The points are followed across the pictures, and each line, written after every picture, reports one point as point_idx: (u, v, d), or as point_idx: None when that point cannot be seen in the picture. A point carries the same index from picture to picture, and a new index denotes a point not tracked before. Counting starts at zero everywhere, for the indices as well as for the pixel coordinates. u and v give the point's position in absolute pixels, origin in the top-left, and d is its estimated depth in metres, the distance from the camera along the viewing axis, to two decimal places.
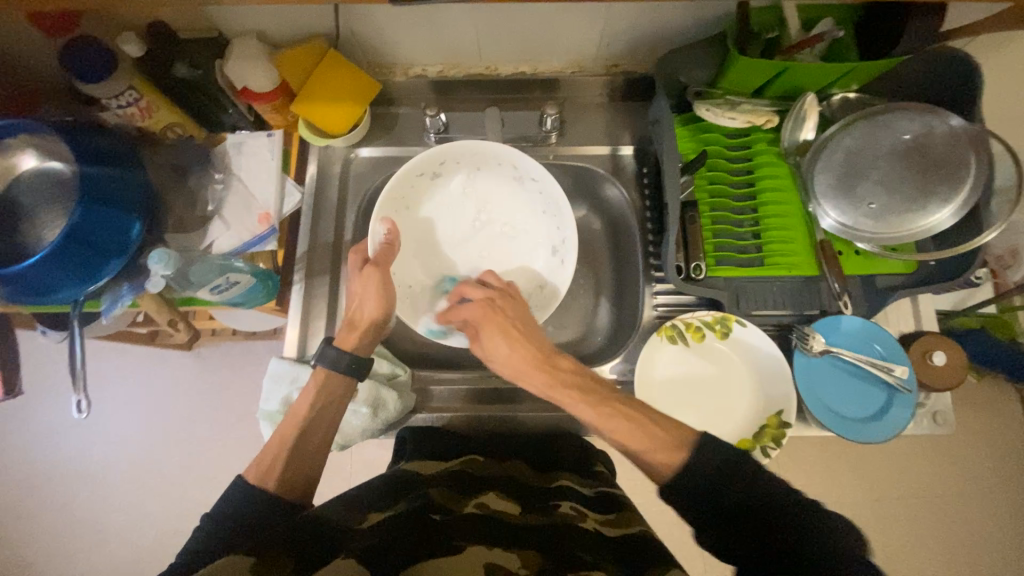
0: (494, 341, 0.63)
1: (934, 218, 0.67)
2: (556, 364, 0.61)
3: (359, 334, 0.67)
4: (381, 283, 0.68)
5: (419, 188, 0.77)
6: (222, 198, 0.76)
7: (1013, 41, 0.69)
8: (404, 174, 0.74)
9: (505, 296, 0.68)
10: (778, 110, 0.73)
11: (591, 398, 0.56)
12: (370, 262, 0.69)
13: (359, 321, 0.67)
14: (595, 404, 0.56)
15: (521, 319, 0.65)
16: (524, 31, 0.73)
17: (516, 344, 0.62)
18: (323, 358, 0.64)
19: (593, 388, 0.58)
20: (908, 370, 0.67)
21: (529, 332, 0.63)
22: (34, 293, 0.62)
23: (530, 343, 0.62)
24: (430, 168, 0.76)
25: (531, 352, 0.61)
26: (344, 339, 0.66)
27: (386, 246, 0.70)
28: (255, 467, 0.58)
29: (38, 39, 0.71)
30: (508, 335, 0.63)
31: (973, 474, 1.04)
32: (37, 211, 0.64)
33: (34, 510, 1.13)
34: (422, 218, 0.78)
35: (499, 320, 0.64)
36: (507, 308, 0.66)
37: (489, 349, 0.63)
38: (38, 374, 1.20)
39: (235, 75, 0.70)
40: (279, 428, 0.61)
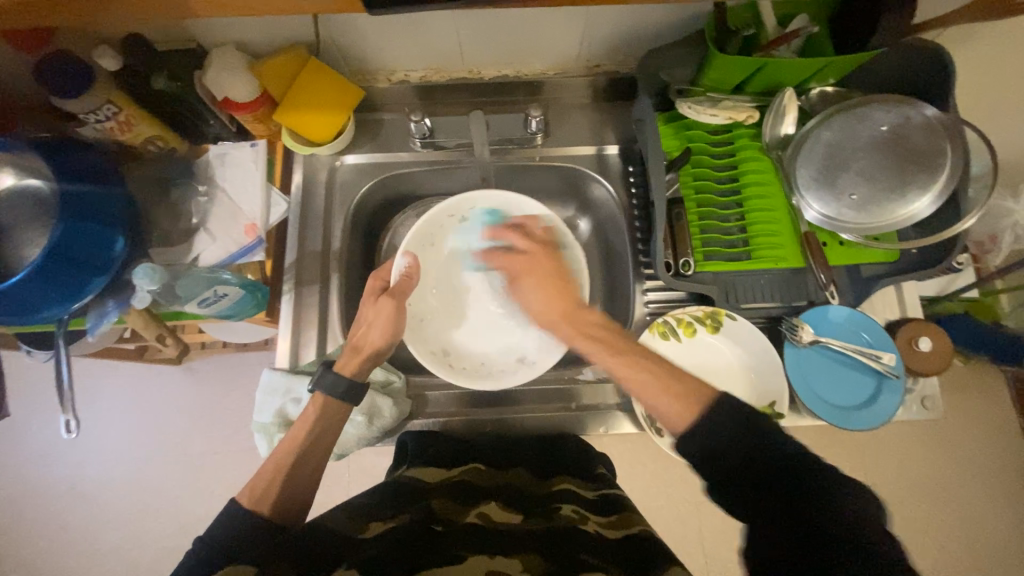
0: (529, 285, 0.65)
1: (914, 206, 0.68)
2: (581, 317, 0.60)
3: (361, 359, 0.66)
4: (394, 313, 0.68)
5: (446, 228, 0.78)
6: (207, 210, 0.75)
7: (981, 32, 0.71)
8: (435, 212, 0.76)
9: (547, 243, 0.67)
10: (758, 105, 0.74)
11: (610, 345, 0.56)
12: (387, 292, 0.69)
13: (362, 346, 0.66)
14: (614, 351, 0.55)
15: (560, 271, 0.64)
16: (506, 34, 0.73)
17: (552, 291, 0.63)
18: (321, 382, 0.63)
19: (617, 338, 0.57)
20: (896, 357, 0.68)
21: (566, 284, 0.63)
22: (16, 314, 0.61)
23: (565, 294, 0.62)
24: (458, 211, 0.77)
25: (564, 303, 0.62)
26: (344, 364, 0.65)
27: (406, 278, 0.71)
28: (247, 490, 0.57)
29: (12, 56, 0.70)
30: (543, 284, 0.63)
31: (964, 456, 1.06)
32: (17, 230, 0.63)
33: (25, 533, 1.11)
34: (444, 257, 0.78)
35: (536, 272, 0.65)
36: (546, 258, 0.65)
37: (526, 292, 0.65)
38: (24, 396, 1.17)
39: (216, 87, 0.70)
40: (277, 447, 0.61)
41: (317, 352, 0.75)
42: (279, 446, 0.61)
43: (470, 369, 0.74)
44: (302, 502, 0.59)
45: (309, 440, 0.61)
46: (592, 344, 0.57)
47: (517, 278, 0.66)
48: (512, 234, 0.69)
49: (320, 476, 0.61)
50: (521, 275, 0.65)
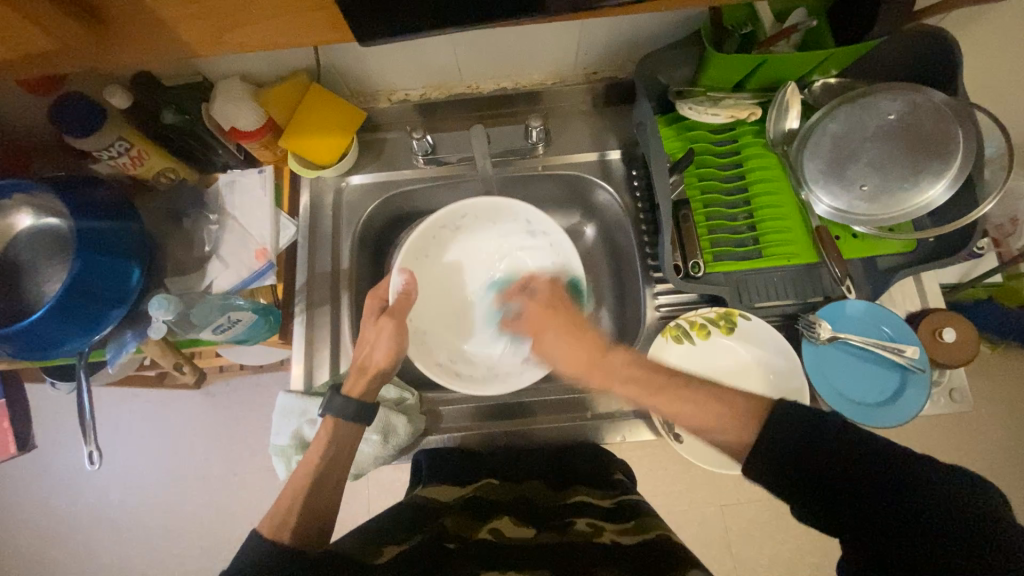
0: (554, 340, 0.68)
1: (928, 194, 0.67)
2: (608, 364, 0.63)
3: (367, 379, 0.66)
4: (396, 332, 0.67)
5: (441, 239, 0.78)
6: (219, 238, 0.76)
7: (986, 14, 0.69)
8: (427, 226, 0.75)
9: (555, 299, 0.72)
10: (761, 102, 0.74)
11: (654, 388, 0.59)
12: (386, 312, 0.69)
13: (369, 365, 0.66)
14: (655, 391, 0.59)
15: (575, 317, 0.68)
16: (502, 47, 0.73)
17: (570, 342, 0.66)
18: (331, 406, 0.63)
19: (655, 373, 0.60)
20: (919, 349, 0.66)
21: (582, 328, 0.67)
22: (39, 349, 0.62)
23: (585, 339, 0.65)
24: (450, 222, 0.76)
25: (588, 348, 0.65)
26: (355, 385, 0.66)
27: (404, 296, 0.71)
28: (269, 518, 0.56)
29: (28, 100, 0.73)
30: (564, 337, 0.67)
31: (998, 447, 1.02)
32: (38, 267, 0.65)
33: (54, 562, 1.13)
34: (443, 268, 0.79)
35: (553, 323, 0.69)
36: (560, 311, 0.70)
37: (551, 352, 0.68)
38: (49, 427, 1.20)
39: (222, 117, 0.71)
40: (293, 479, 0.61)
41: (330, 372, 0.75)
42: (295, 471, 0.62)
43: (476, 377, 0.74)
44: (325, 524, 0.58)
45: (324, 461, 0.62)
46: (632, 387, 0.60)
47: (539, 338, 0.70)
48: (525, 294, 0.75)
49: (340, 498, 0.61)
50: (542, 337, 0.69)
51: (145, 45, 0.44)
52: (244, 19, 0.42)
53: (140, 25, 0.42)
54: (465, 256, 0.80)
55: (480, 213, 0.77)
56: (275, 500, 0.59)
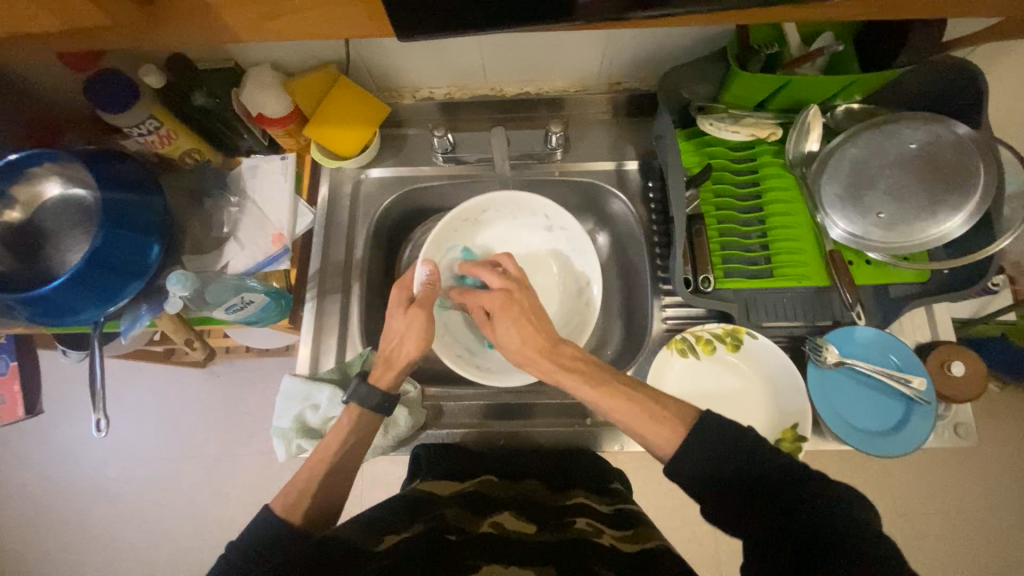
0: (504, 322, 0.63)
1: (945, 226, 0.66)
2: (559, 352, 0.60)
3: (394, 372, 0.65)
4: (425, 323, 0.66)
5: (463, 233, 0.80)
6: (238, 220, 0.78)
7: (1016, 51, 0.69)
8: (448, 220, 0.77)
9: (522, 283, 0.68)
10: (782, 122, 0.74)
11: (592, 379, 0.57)
12: (415, 303, 0.67)
13: (396, 359, 0.66)
14: (598, 386, 0.56)
15: (537, 310, 0.64)
16: (527, 52, 0.74)
17: (529, 330, 0.62)
18: (354, 394, 0.64)
19: (598, 369, 0.58)
20: (927, 381, 0.66)
21: (538, 317, 0.63)
22: (58, 315, 0.64)
23: (541, 330, 0.62)
24: (472, 215, 0.79)
25: (539, 338, 0.61)
26: (380, 377, 0.65)
27: (429, 286, 0.69)
28: (281, 497, 0.57)
29: (65, 74, 0.75)
30: (520, 322, 0.62)
31: (1003, 488, 1.00)
32: (63, 235, 0.67)
33: (50, 527, 1.15)
34: (467, 261, 0.81)
35: (508, 311, 0.63)
36: (523, 294, 0.66)
37: (501, 331, 0.63)
38: (56, 394, 1.22)
39: (251, 103, 0.73)
40: (309, 459, 0.61)
41: (336, 359, 0.76)
42: (311, 454, 0.62)
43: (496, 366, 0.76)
44: (332, 511, 0.59)
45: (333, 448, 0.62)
46: (577, 378, 0.57)
47: (494, 318, 0.64)
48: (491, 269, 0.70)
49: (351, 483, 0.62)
50: (497, 319, 0.64)
51: (187, 27, 0.46)
52: (286, 7, 0.44)
53: (186, 6, 0.44)
54: (491, 247, 0.82)
55: (500, 208, 0.79)
56: (289, 482, 0.59)
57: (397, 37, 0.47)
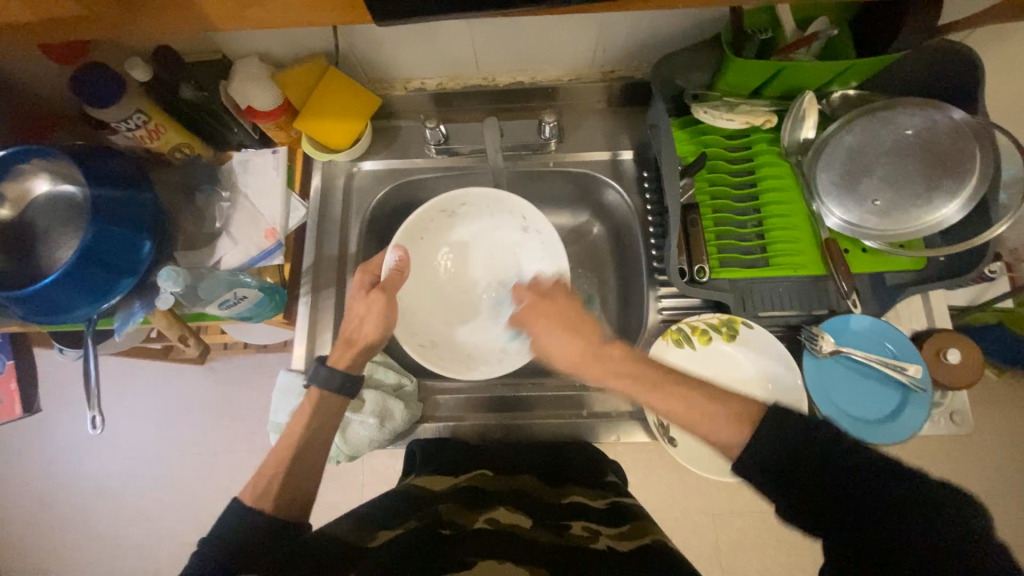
0: (547, 340, 0.63)
1: (940, 213, 0.66)
2: (604, 355, 0.59)
3: (354, 352, 0.66)
4: (385, 306, 0.68)
5: (439, 224, 0.80)
6: (230, 215, 0.77)
7: (1016, 33, 0.68)
8: (426, 209, 0.77)
9: (547, 291, 0.66)
10: (778, 109, 0.73)
11: (643, 380, 0.56)
12: (376, 286, 0.69)
13: (357, 338, 0.67)
14: (649, 387, 0.56)
15: (572, 309, 0.64)
16: (520, 42, 0.73)
17: (568, 335, 0.62)
18: (313, 377, 0.64)
19: (647, 367, 0.58)
20: (922, 368, 0.66)
21: (577, 319, 0.63)
22: (50, 312, 0.63)
23: (579, 333, 0.61)
24: (450, 206, 0.79)
25: (579, 342, 0.61)
26: (339, 358, 0.66)
27: (397, 272, 0.71)
28: (251, 487, 0.58)
29: (51, 68, 0.74)
30: (559, 327, 0.62)
31: (999, 474, 1.01)
32: (54, 233, 0.66)
33: (53, 523, 1.16)
34: (439, 253, 0.81)
35: (546, 314, 0.64)
36: (553, 302, 0.65)
37: (541, 344, 0.63)
38: (54, 392, 1.22)
39: (239, 96, 0.72)
40: (276, 450, 0.61)
41: (331, 354, 0.76)
42: (276, 442, 0.62)
43: (455, 361, 0.76)
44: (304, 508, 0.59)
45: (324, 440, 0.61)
46: (628, 380, 0.57)
47: (534, 331, 0.64)
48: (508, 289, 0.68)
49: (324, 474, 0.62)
50: (538, 331, 0.64)
51: (169, 18, 0.45)
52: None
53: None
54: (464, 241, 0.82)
55: (479, 201, 0.79)
56: (257, 471, 0.59)
57: (377, 23, 0.46)
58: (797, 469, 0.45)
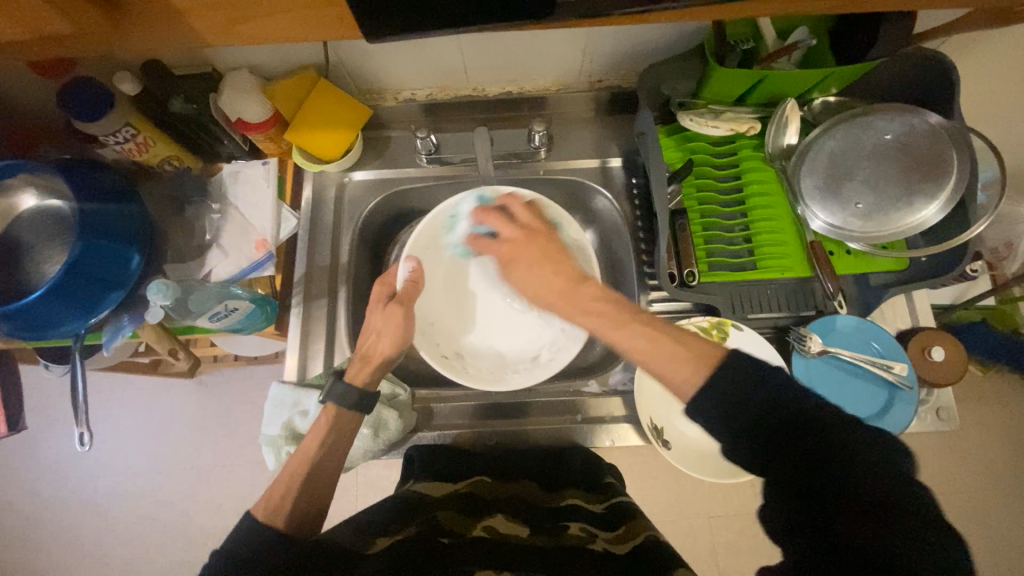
0: (518, 266, 0.66)
1: (921, 214, 0.68)
2: (578, 292, 0.60)
3: (371, 368, 0.67)
4: (405, 318, 0.69)
5: (446, 229, 0.77)
6: (220, 227, 0.77)
7: (987, 41, 0.70)
8: (433, 215, 0.75)
9: (532, 225, 0.68)
10: (760, 116, 0.75)
11: (614, 319, 0.55)
12: (394, 299, 0.71)
13: (372, 355, 0.68)
14: (619, 324, 0.55)
15: (554, 247, 0.65)
16: (509, 53, 0.75)
17: (543, 272, 0.64)
18: (332, 393, 0.64)
19: (616, 309, 0.56)
20: (908, 366, 0.67)
21: (556, 261, 0.64)
22: (37, 328, 0.63)
23: (558, 267, 0.63)
24: (457, 211, 0.76)
25: (556, 275, 0.62)
26: (356, 374, 0.67)
27: (410, 284, 0.72)
28: (263, 502, 0.57)
29: (39, 84, 0.74)
30: (534, 267, 0.64)
31: (988, 468, 1.03)
32: (41, 247, 0.65)
33: (39, 545, 1.13)
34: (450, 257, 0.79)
35: (523, 253, 0.66)
36: (538, 239, 0.67)
37: (515, 277, 0.66)
38: (40, 410, 1.20)
39: (230, 107, 0.72)
40: (288, 465, 0.61)
41: (324, 365, 0.76)
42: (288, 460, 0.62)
43: (480, 371, 0.74)
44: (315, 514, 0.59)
45: (321, 449, 0.62)
46: (596, 318, 0.57)
47: (508, 262, 0.68)
48: (502, 214, 0.70)
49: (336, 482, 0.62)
50: (511, 266, 0.67)
51: (158, 32, 0.45)
52: (257, 9, 0.43)
53: (153, 11, 0.43)
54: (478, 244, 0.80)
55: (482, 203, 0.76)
56: (271, 486, 0.59)
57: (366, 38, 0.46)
58: (753, 412, 0.44)
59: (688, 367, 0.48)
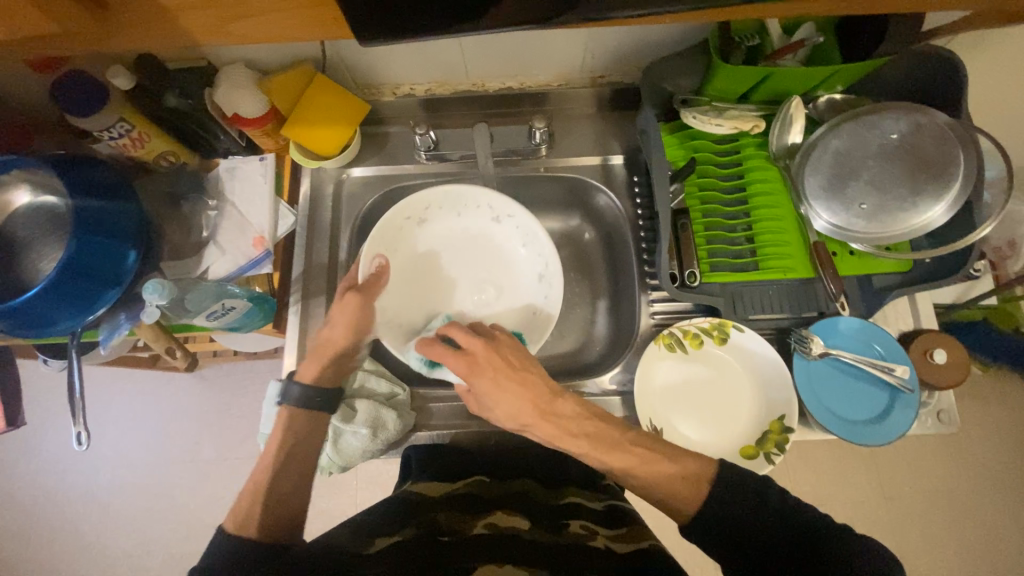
0: (484, 384, 0.57)
1: (927, 216, 0.67)
2: (558, 410, 0.58)
3: (321, 365, 0.65)
4: (360, 309, 0.66)
5: (407, 233, 0.78)
6: (217, 224, 0.76)
7: (997, 38, 0.69)
8: (392, 215, 0.75)
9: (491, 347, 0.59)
10: (765, 114, 0.74)
11: (599, 443, 0.57)
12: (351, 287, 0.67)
13: (325, 349, 0.65)
14: (605, 448, 0.56)
15: (517, 361, 0.59)
16: (509, 48, 0.73)
17: (517, 392, 0.57)
18: (286, 397, 0.63)
19: (604, 428, 0.58)
20: (910, 369, 0.67)
21: (527, 376, 0.58)
22: (34, 325, 0.62)
23: (532, 388, 0.58)
24: (416, 213, 0.77)
25: (532, 399, 0.57)
26: (305, 372, 0.65)
27: (375, 275, 0.70)
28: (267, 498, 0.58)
29: (32, 79, 0.73)
30: (507, 387, 0.57)
31: (986, 467, 1.03)
32: (36, 244, 0.65)
33: (40, 539, 1.13)
34: (415, 260, 0.79)
35: (492, 368, 0.57)
36: (495, 360, 0.58)
37: (487, 401, 0.58)
38: (39, 404, 1.20)
39: (226, 103, 0.71)
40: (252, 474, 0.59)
41: None
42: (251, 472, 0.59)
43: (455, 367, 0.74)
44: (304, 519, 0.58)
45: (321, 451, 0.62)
46: (583, 441, 0.57)
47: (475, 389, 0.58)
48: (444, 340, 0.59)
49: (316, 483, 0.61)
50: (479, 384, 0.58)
51: (151, 31, 0.44)
52: (250, 9, 0.43)
53: (143, 11, 0.43)
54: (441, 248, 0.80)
55: (444, 203, 0.78)
56: (234, 501, 0.56)
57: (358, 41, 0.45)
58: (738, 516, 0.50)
59: (695, 488, 0.53)
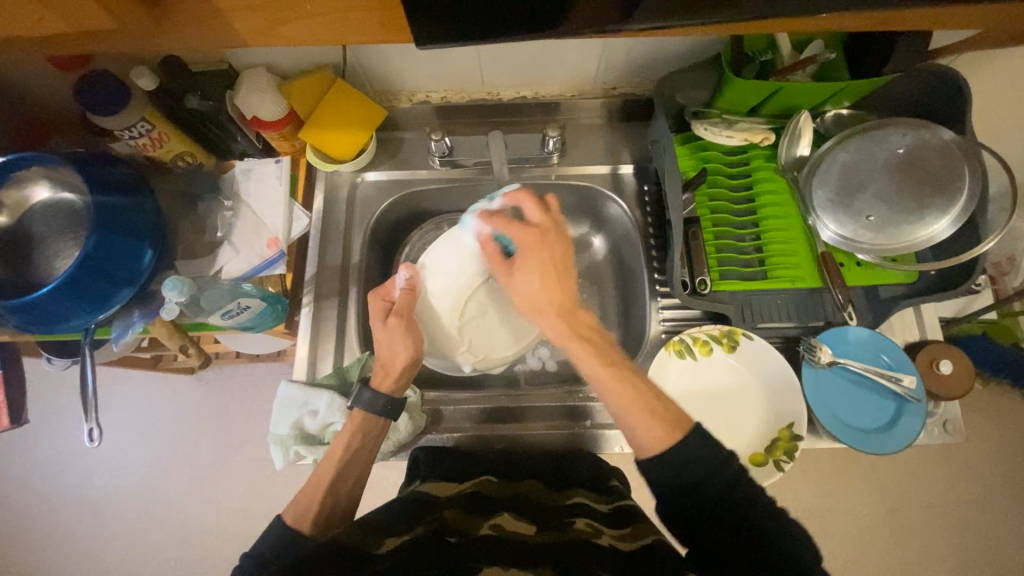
0: (534, 264, 0.57)
1: (932, 228, 0.68)
2: (578, 318, 0.56)
3: (393, 376, 0.63)
4: (407, 335, 0.63)
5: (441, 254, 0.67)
6: (232, 224, 0.77)
7: (1000, 57, 0.71)
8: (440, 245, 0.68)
9: (555, 226, 0.60)
10: (774, 127, 0.76)
11: (602, 354, 0.53)
12: (393, 313, 0.64)
13: (392, 367, 0.63)
14: (608, 363, 0.53)
15: (567, 258, 0.58)
16: (525, 59, 0.75)
17: (550, 278, 0.56)
18: (359, 400, 0.62)
19: (607, 342, 0.55)
20: (917, 379, 0.67)
21: (568, 270, 0.58)
22: (47, 322, 0.62)
23: (562, 284, 0.56)
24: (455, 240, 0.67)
25: (558, 292, 0.56)
26: (379, 383, 0.63)
27: (408, 293, 0.65)
28: (292, 509, 0.56)
29: (55, 77, 0.74)
30: (544, 270, 0.57)
31: (988, 481, 1.03)
32: (52, 239, 0.65)
33: (33, 541, 1.11)
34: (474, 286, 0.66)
35: (541, 250, 0.58)
36: (554, 240, 0.59)
37: (518, 280, 0.58)
38: (40, 404, 1.19)
39: (247, 105, 0.72)
40: (315, 469, 0.60)
41: (333, 365, 0.75)
42: (317, 464, 0.60)
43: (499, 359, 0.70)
44: (351, 500, 0.60)
45: (347, 455, 0.61)
46: (588, 346, 0.54)
47: (517, 261, 0.58)
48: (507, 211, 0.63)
49: (362, 485, 0.62)
50: (516, 266, 0.59)
51: (194, 28, 0.45)
52: (302, 13, 0.44)
53: (195, 10, 0.44)
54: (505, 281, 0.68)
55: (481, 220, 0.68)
56: (297, 493, 0.57)
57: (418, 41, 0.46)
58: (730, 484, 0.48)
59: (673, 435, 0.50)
